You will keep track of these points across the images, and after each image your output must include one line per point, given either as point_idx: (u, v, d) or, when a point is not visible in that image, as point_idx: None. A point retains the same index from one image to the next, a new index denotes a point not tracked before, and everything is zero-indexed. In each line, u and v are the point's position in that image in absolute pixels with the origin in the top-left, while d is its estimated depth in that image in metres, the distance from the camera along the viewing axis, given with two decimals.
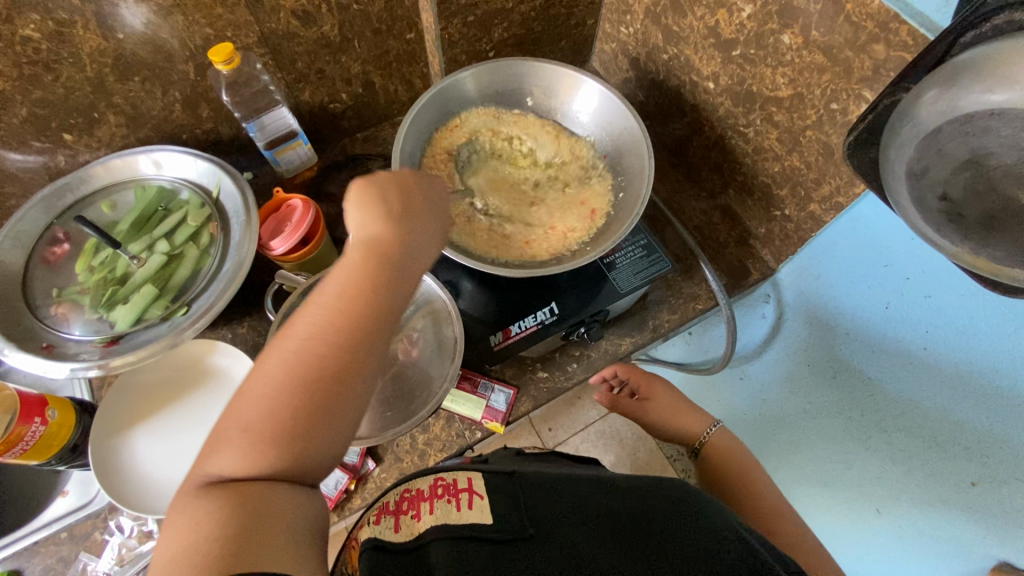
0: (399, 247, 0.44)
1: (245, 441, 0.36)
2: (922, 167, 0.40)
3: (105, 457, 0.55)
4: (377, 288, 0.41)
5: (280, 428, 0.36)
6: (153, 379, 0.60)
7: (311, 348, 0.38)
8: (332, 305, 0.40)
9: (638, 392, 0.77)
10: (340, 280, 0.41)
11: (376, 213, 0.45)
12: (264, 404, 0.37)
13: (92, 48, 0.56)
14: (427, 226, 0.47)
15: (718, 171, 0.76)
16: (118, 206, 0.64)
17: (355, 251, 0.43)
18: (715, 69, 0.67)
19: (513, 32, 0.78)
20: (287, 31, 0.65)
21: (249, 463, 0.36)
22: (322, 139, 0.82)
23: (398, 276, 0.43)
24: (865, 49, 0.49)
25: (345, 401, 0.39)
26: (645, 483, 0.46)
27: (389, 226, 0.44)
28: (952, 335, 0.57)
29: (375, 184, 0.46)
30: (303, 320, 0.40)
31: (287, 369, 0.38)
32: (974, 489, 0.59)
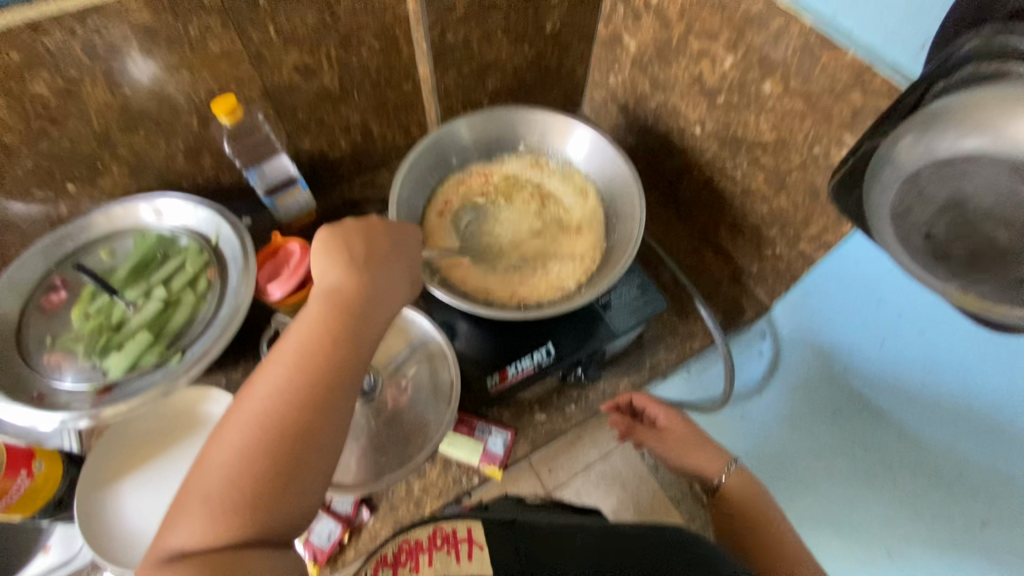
0: (359, 298, 0.44)
1: (206, 507, 0.36)
2: (904, 209, 0.41)
3: (88, 510, 0.54)
4: (336, 339, 0.42)
5: (243, 489, 0.36)
6: (145, 430, 0.59)
7: (271, 407, 0.39)
8: (290, 364, 0.40)
9: (658, 422, 0.70)
10: (299, 335, 0.41)
11: (336, 266, 0.45)
12: (224, 467, 0.37)
13: (100, 103, 0.58)
14: (391, 269, 0.47)
15: (709, 211, 0.77)
16: (116, 253, 0.65)
17: (316, 302, 0.43)
18: (701, 115, 0.69)
19: (506, 82, 0.81)
20: (289, 85, 0.67)
21: (212, 527, 0.36)
22: (321, 184, 0.84)
23: (356, 326, 0.43)
24: (844, 96, 0.51)
25: (312, 456, 0.38)
26: (650, 534, 0.45)
27: (350, 275, 0.45)
28: (950, 372, 0.57)
29: (334, 236, 0.47)
30: (262, 381, 0.40)
31: (249, 431, 0.38)
32: (984, 529, 0.58)
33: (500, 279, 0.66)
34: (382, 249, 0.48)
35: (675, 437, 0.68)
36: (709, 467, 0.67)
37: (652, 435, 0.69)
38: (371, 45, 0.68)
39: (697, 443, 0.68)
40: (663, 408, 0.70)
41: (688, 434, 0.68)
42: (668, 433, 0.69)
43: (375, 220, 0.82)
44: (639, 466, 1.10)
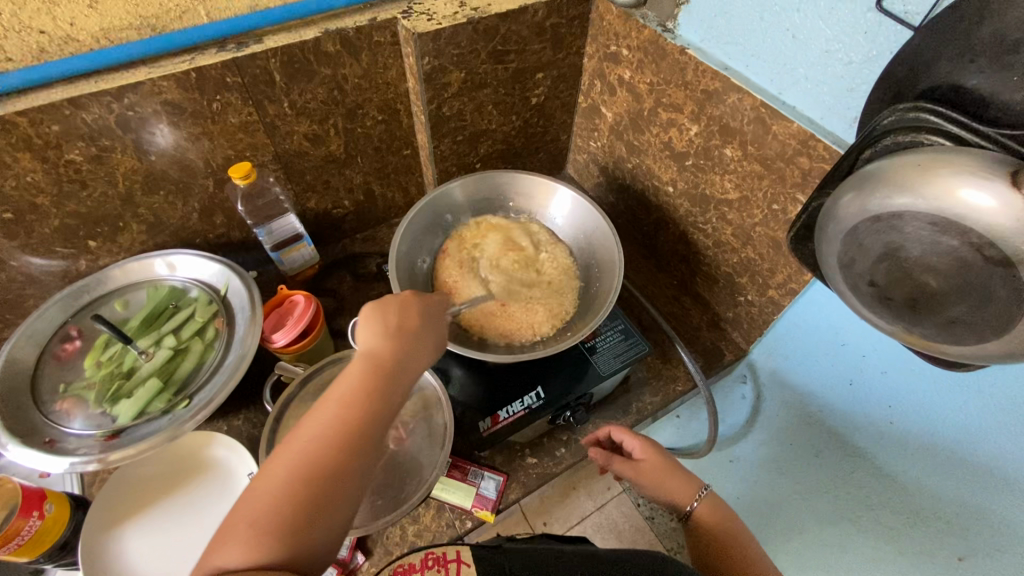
0: (398, 359, 0.48)
1: (248, 537, 0.38)
2: (849, 259, 0.47)
3: (92, 555, 0.55)
4: (376, 395, 0.45)
5: (282, 523, 0.39)
6: (149, 474, 0.61)
7: (314, 451, 0.41)
8: (335, 412, 0.43)
9: (637, 455, 0.65)
10: (347, 384, 0.45)
11: (379, 330, 0.49)
12: (268, 502, 0.39)
13: (126, 168, 0.64)
14: (426, 336, 0.52)
15: (686, 262, 0.83)
16: (130, 304, 0.69)
17: (362, 358, 0.47)
18: (672, 176, 0.76)
19: (497, 147, 0.88)
20: (298, 151, 0.74)
21: (254, 555, 0.37)
22: (324, 240, 0.90)
23: (394, 384, 0.46)
24: (793, 160, 0.58)
25: (343, 501, 0.41)
26: (634, 557, 0.47)
27: (392, 339, 0.49)
28: (914, 409, 0.61)
29: (378, 305, 0.51)
30: (307, 425, 0.43)
31: (291, 471, 0.40)
32: (961, 564, 0.60)
33: (491, 326, 0.70)
34: (418, 317, 0.52)
35: (649, 466, 0.64)
36: (679, 495, 0.63)
37: (628, 466, 0.64)
38: (373, 115, 0.76)
39: (669, 469, 0.64)
40: (639, 437, 0.66)
41: (660, 461, 0.64)
42: (643, 463, 0.64)
43: (374, 273, 0.87)
44: (634, 516, 1.10)
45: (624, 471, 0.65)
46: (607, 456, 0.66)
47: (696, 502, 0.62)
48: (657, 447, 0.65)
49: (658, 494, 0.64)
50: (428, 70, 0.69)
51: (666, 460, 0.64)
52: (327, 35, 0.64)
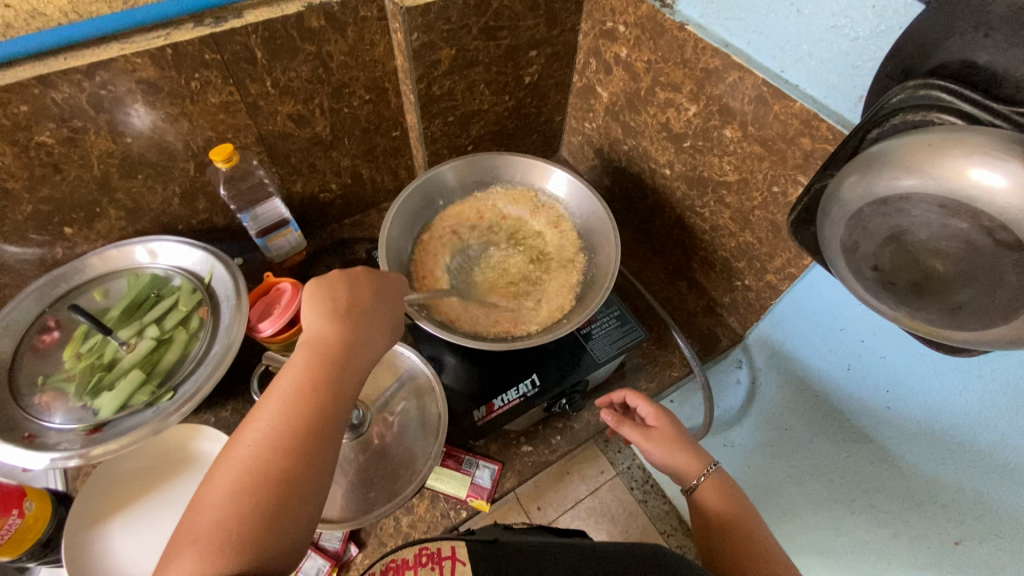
0: (343, 345, 0.46)
1: (201, 545, 0.36)
2: (852, 242, 0.46)
3: (81, 564, 0.53)
4: (324, 385, 0.44)
5: (235, 528, 0.37)
6: (126, 475, 0.59)
7: (262, 452, 0.40)
8: (281, 408, 0.42)
9: (649, 420, 0.64)
10: (291, 376, 0.43)
11: (323, 315, 0.47)
12: (218, 506, 0.38)
13: (101, 151, 0.61)
14: (374, 317, 0.50)
15: (682, 246, 0.82)
16: (110, 293, 0.66)
17: (302, 346, 0.46)
18: (670, 158, 0.74)
19: (489, 128, 0.86)
20: (283, 132, 0.71)
21: (206, 566, 0.35)
22: (311, 225, 0.87)
23: (343, 372, 0.45)
24: (795, 142, 0.57)
25: (300, 493, 0.40)
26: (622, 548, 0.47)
27: (336, 321, 0.47)
28: (912, 394, 0.60)
29: (321, 285, 0.49)
30: (254, 425, 0.41)
31: (240, 472, 0.39)
32: (958, 548, 0.60)
33: (485, 313, 0.68)
34: (366, 298, 0.51)
35: (660, 434, 0.63)
36: (686, 468, 0.61)
37: (639, 430, 0.64)
38: (361, 95, 0.73)
39: (680, 440, 0.63)
40: (654, 404, 0.65)
41: (673, 431, 0.63)
42: (655, 430, 0.63)
43: (364, 259, 0.85)
44: (628, 501, 1.10)
45: (633, 436, 0.64)
46: (618, 419, 0.65)
47: (702, 478, 0.60)
48: (670, 415, 0.65)
49: (664, 464, 0.63)
50: (416, 47, 0.66)
51: (677, 430, 0.63)
52: (310, 10, 0.60)
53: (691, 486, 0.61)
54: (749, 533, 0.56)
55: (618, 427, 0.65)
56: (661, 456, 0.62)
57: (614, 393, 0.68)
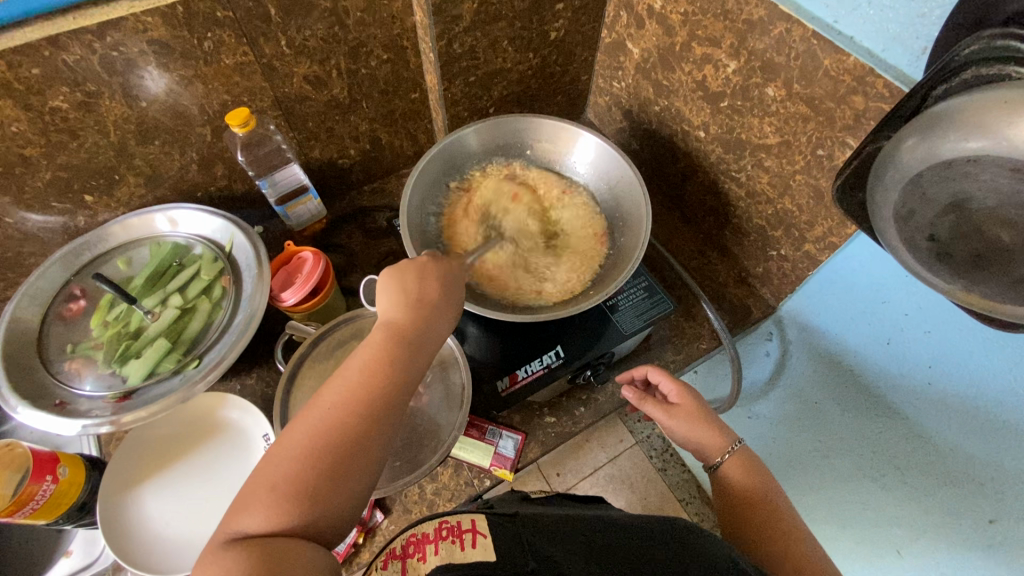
0: (420, 330, 0.44)
1: (270, 502, 0.36)
2: (907, 210, 0.41)
3: (116, 530, 0.54)
4: (397, 367, 0.42)
5: (301, 491, 0.37)
6: (140, 467, 0.58)
7: (334, 422, 0.39)
8: (356, 382, 0.41)
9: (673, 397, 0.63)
10: (367, 355, 0.42)
11: (402, 295, 0.45)
12: (289, 467, 0.38)
13: (117, 115, 0.59)
14: (451, 306, 0.47)
15: (714, 213, 0.78)
16: (133, 261, 0.66)
17: (378, 331, 0.44)
18: (705, 119, 0.70)
19: (512, 89, 0.82)
20: (299, 94, 0.69)
21: (272, 522, 0.36)
22: (330, 192, 0.85)
23: (415, 356, 0.43)
24: (846, 100, 0.52)
25: (363, 471, 0.39)
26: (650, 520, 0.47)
27: (413, 308, 0.45)
28: (956, 370, 0.57)
29: (401, 266, 0.46)
30: (329, 395, 0.41)
31: (313, 439, 0.39)
32: (992, 527, 0.58)
33: (508, 284, 0.66)
34: (446, 285, 0.48)
35: (683, 411, 0.62)
36: (710, 446, 0.60)
37: (662, 408, 0.62)
38: (379, 54, 0.70)
39: (703, 417, 0.62)
40: (676, 381, 0.64)
41: (696, 408, 0.62)
42: (678, 407, 0.62)
43: (384, 227, 0.83)
44: (647, 468, 1.10)
45: (655, 413, 0.63)
46: (640, 396, 0.63)
47: (727, 455, 0.59)
48: (693, 392, 0.64)
49: (686, 441, 0.62)
50: (437, 1, 0.63)
51: (701, 408, 0.62)
52: None
53: (716, 463, 0.60)
54: (777, 510, 0.54)
55: (640, 404, 0.63)
56: (684, 433, 0.61)
57: (637, 368, 0.67)
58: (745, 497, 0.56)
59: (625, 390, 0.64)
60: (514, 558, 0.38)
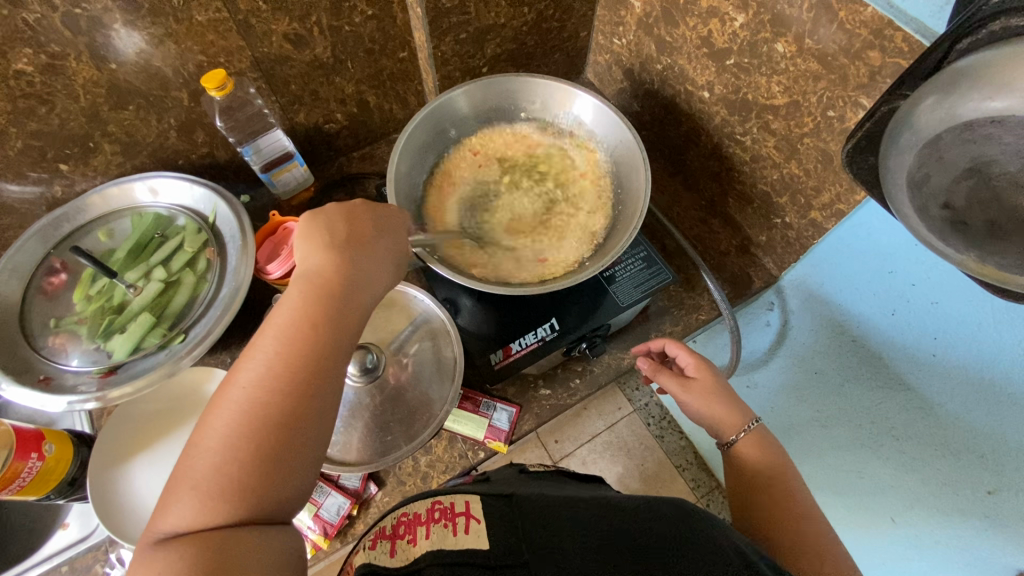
0: (342, 279, 0.42)
1: (194, 497, 0.34)
2: (922, 175, 0.38)
3: (108, 506, 0.55)
4: (318, 325, 0.40)
5: (234, 474, 0.35)
6: (113, 445, 0.58)
7: (255, 397, 0.37)
8: (275, 351, 0.38)
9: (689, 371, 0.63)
10: (285, 317, 0.40)
11: (317, 251, 0.43)
12: (212, 457, 0.35)
13: (86, 78, 0.56)
14: (375, 253, 0.46)
15: (717, 179, 0.75)
16: (114, 233, 0.64)
17: (296, 286, 0.42)
18: (709, 78, 0.66)
19: (506, 47, 0.78)
20: (280, 55, 0.65)
21: (205, 512, 0.34)
22: (317, 159, 0.82)
23: (339, 311, 0.41)
24: (861, 56, 0.48)
25: (297, 441, 0.37)
26: (643, 501, 0.46)
27: (332, 258, 0.43)
28: (963, 341, 0.55)
29: (319, 217, 0.45)
30: (245, 369, 0.38)
31: (236, 421, 0.36)
32: (990, 498, 0.57)
33: (501, 254, 0.65)
34: (366, 231, 0.46)
35: (698, 385, 0.61)
36: (725, 424, 0.59)
37: (676, 381, 0.62)
38: (363, 10, 0.65)
39: (721, 393, 0.61)
40: (695, 355, 0.63)
41: (713, 382, 0.61)
42: (694, 381, 0.61)
43: (374, 195, 0.80)
44: (644, 436, 1.10)
45: (670, 385, 0.63)
46: (656, 367, 0.63)
47: (742, 433, 0.58)
48: (711, 367, 0.63)
49: (700, 417, 0.61)
50: None
51: (717, 383, 0.61)
52: None
53: (729, 441, 0.59)
54: (788, 490, 0.54)
55: (655, 375, 0.63)
56: (698, 407, 0.61)
57: (654, 339, 0.66)
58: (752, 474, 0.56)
59: (641, 360, 0.64)
60: (508, 540, 0.38)
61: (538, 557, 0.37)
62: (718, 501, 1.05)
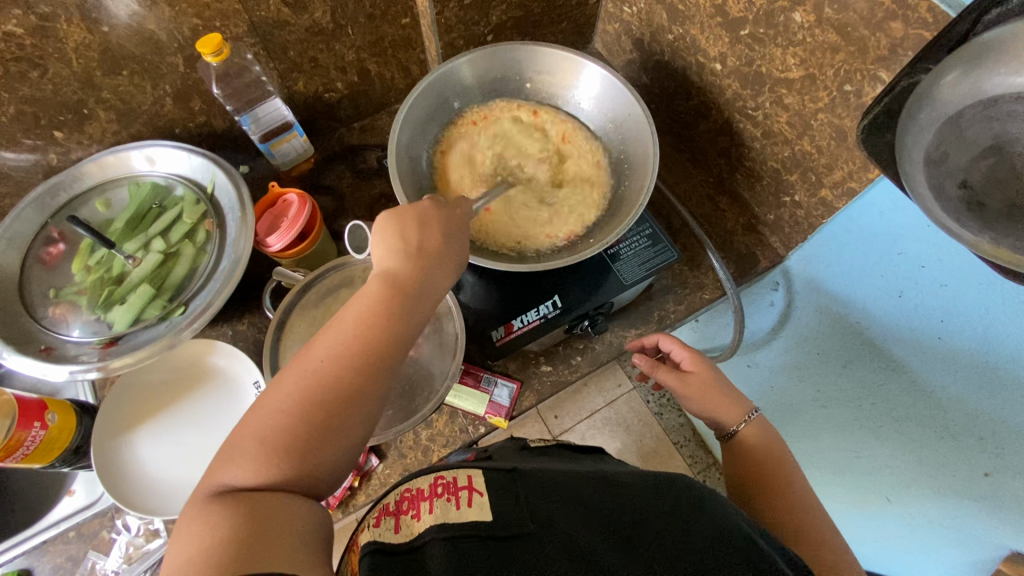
0: (417, 286, 0.42)
1: (222, 472, 0.34)
2: (941, 153, 0.37)
3: (115, 476, 0.56)
4: (394, 321, 0.41)
5: (289, 439, 0.36)
6: (134, 410, 0.60)
7: (327, 370, 0.38)
8: (343, 345, 0.39)
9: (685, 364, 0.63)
10: (355, 314, 0.40)
11: (396, 248, 0.43)
12: (262, 433, 0.36)
13: (78, 42, 0.54)
14: (448, 264, 0.45)
15: (726, 156, 0.73)
16: (112, 204, 0.63)
17: (373, 284, 0.42)
18: (722, 50, 0.64)
19: (512, 14, 0.75)
20: (277, 19, 0.63)
21: (257, 475, 0.34)
22: (316, 129, 0.81)
23: (412, 309, 0.42)
24: (883, 27, 0.46)
25: (343, 436, 0.37)
26: (631, 476, 0.46)
27: (410, 262, 0.43)
28: (967, 324, 0.54)
29: (398, 214, 0.45)
30: (311, 353, 0.39)
31: (291, 406, 0.37)
32: (986, 480, 0.57)
33: (506, 229, 0.63)
34: (441, 235, 0.46)
35: (698, 379, 0.61)
36: (726, 414, 0.60)
37: (675, 376, 0.61)
38: None
39: (720, 386, 0.61)
40: (689, 349, 0.63)
41: (710, 376, 0.61)
42: (692, 375, 0.61)
43: (375, 167, 0.79)
44: (643, 412, 1.11)
45: (669, 380, 0.62)
46: (653, 363, 0.63)
47: (744, 423, 0.59)
48: (707, 361, 0.63)
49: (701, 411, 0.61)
50: None
51: (715, 375, 0.61)
52: None
53: (731, 433, 0.59)
54: (786, 478, 0.54)
55: (653, 371, 0.63)
56: (699, 403, 0.61)
57: (648, 336, 0.65)
58: (754, 459, 0.57)
59: (637, 359, 0.63)
60: (510, 516, 0.38)
61: (541, 534, 0.37)
62: (714, 477, 1.06)
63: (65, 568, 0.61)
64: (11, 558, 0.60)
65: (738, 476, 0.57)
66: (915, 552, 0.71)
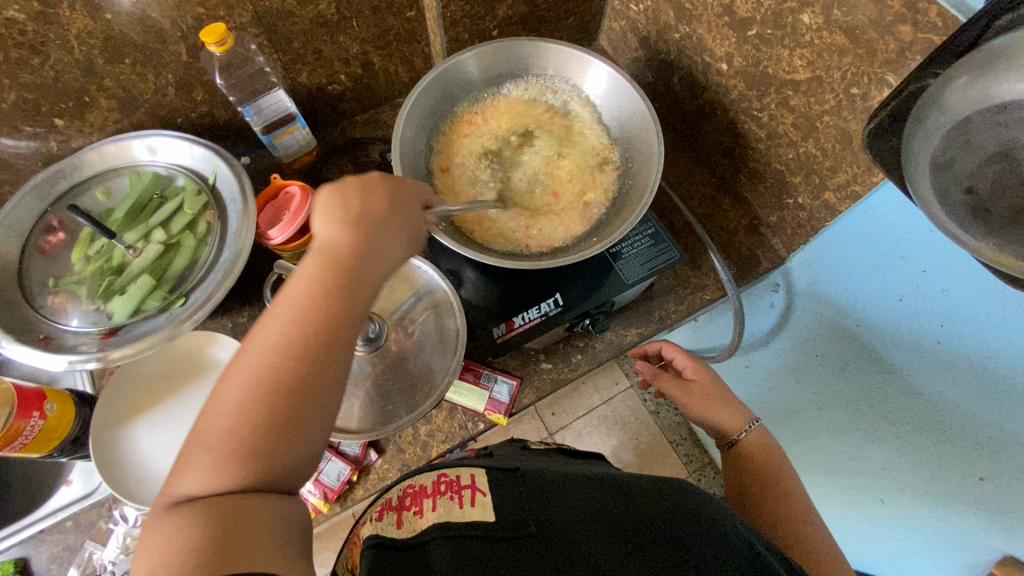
0: (359, 254, 0.41)
1: (206, 461, 0.34)
2: (948, 158, 0.37)
3: (114, 467, 0.56)
4: (341, 293, 0.39)
5: (264, 430, 0.34)
6: (133, 401, 0.60)
7: (274, 352, 0.36)
8: (289, 325, 0.37)
9: (686, 372, 0.64)
10: (299, 290, 0.38)
11: (334, 219, 0.42)
12: (224, 421, 0.34)
13: (80, 29, 0.54)
14: (394, 235, 0.44)
15: (730, 156, 0.73)
16: (112, 193, 0.63)
17: (312, 256, 0.40)
18: (728, 49, 0.64)
19: (517, 9, 0.74)
20: (282, 10, 0.62)
21: (242, 471, 0.34)
22: (318, 121, 0.80)
23: (360, 280, 0.40)
24: (892, 30, 0.46)
25: (305, 420, 0.36)
26: (631, 479, 0.46)
27: (347, 232, 0.41)
28: (967, 330, 0.54)
29: (337, 188, 0.43)
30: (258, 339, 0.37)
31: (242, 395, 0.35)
32: (982, 484, 0.58)
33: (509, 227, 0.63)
34: (385, 202, 0.45)
35: (699, 386, 0.62)
36: (725, 416, 0.60)
37: (677, 384, 0.63)
38: None
39: (719, 394, 0.62)
40: (692, 359, 0.64)
41: (711, 385, 0.62)
42: (693, 383, 0.62)
43: (378, 161, 0.79)
44: (639, 410, 1.11)
45: (671, 390, 0.63)
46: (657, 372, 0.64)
47: (745, 432, 0.59)
48: (708, 370, 0.64)
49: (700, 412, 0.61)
50: None
51: (715, 384, 0.63)
52: None
53: (733, 441, 0.60)
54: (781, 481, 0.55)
55: (655, 379, 0.64)
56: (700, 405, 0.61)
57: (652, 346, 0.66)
58: (750, 466, 0.57)
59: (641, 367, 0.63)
60: (513, 514, 0.38)
61: (543, 536, 0.37)
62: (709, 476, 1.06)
63: (62, 558, 0.61)
64: (8, 547, 0.60)
65: (739, 479, 0.57)
66: (908, 556, 0.72)
